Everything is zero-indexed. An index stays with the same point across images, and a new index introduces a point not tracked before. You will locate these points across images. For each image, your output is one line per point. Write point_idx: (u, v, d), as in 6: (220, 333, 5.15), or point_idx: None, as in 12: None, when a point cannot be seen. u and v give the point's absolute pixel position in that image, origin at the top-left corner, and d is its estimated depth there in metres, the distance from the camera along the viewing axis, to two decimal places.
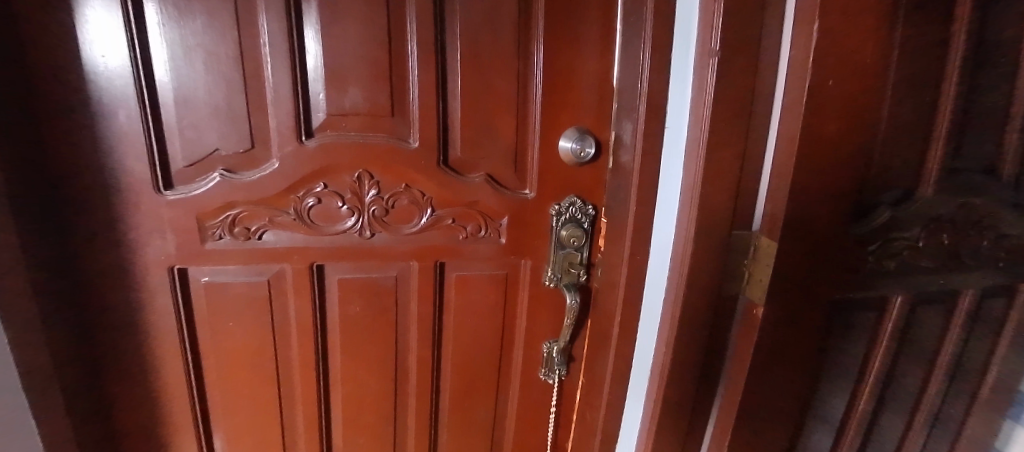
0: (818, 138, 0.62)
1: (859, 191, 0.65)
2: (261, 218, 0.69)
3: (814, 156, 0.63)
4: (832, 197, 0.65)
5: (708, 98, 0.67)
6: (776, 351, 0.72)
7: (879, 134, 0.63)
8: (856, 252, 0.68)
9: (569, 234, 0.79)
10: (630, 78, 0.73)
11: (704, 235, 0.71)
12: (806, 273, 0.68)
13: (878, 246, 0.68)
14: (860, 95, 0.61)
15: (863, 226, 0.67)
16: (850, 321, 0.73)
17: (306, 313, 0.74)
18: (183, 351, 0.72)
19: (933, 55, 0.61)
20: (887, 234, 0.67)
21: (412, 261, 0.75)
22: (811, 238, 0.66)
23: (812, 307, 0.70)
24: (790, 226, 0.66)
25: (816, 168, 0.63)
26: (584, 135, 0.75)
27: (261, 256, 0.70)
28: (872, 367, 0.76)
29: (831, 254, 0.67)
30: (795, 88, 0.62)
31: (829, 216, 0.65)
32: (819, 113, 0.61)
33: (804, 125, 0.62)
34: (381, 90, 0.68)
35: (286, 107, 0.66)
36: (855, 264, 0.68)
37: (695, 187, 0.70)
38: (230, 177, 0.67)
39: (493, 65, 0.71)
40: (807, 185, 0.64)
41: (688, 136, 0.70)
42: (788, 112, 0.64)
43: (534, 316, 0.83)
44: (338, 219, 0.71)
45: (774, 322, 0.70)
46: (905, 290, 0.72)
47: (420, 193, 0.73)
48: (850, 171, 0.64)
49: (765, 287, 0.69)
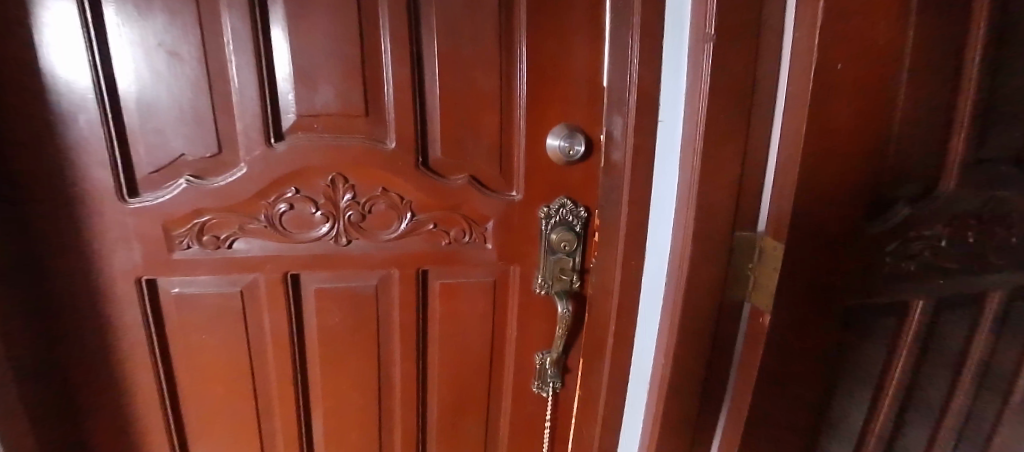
0: (827, 128, 0.57)
1: (876, 186, 0.59)
2: (230, 226, 0.65)
3: (825, 148, 0.57)
4: (847, 192, 0.59)
5: (705, 87, 0.62)
6: (787, 361, 0.66)
7: (896, 121, 0.57)
8: (872, 252, 0.62)
9: (560, 238, 0.74)
10: (621, 70, 0.68)
11: (703, 237, 0.66)
12: (817, 276, 0.62)
13: (897, 246, 0.62)
14: (874, 79, 0.56)
15: (879, 224, 0.61)
16: (865, 328, 0.68)
17: (282, 325, 0.70)
18: (155, 365, 0.69)
19: (953, 35, 0.55)
20: (906, 233, 0.62)
21: (393, 269, 0.71)
22: (823, 238, 0.61)
23: (825, 313, 0.64)
24: (799, 225, 0.60)
25: (827, 161, 0.58)
26: (574, 132, 0.70)
27: (233, 265, 0.67)
28: (893, 376, 0.71)
29: (844, 255, 0.61)
30: (799, 74, 0.57)
31: (844, 213, 0.60)
32: (828, 100, 0.56)
33: (811, 113, 0.57)
34: (354, 88, 0.65)
35: (253, 109, 0.63)
36: (872, 266, 0.63)
37: (693, 185, 0.65)
38: (196, 184, 0.63)
39: (475, 58, 0.67)
40: (818, 179, 0.58)
41: (685, 130, 0.66)
42: (793, 100, 0.58)
43: (525, 325, 0.78)
44: (312, 226, 0.67)
45: (785, 329, 0.64)
46: (927, 294, 0.66)
47: (398, 197, 0.69)
48: (864, 164, 0.58)
49: (773, 292, 0.64)
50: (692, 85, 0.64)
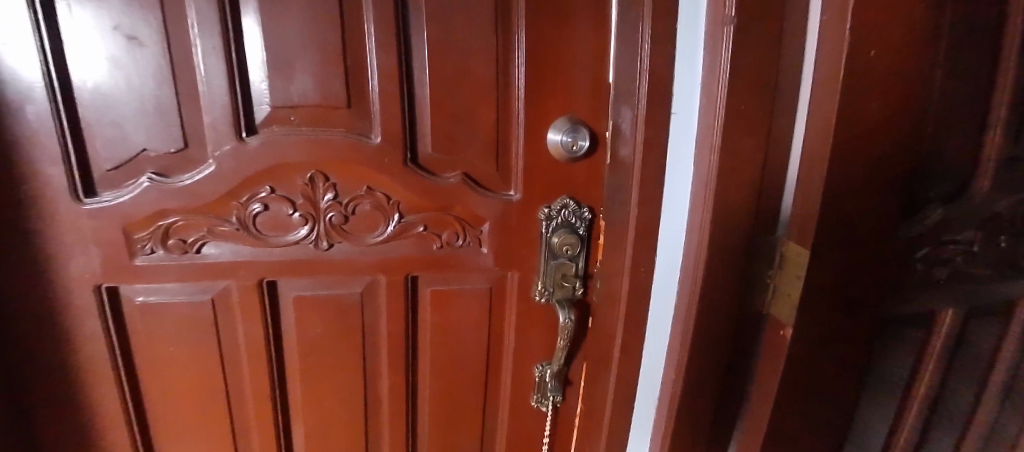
0: (861, 121, 0.51)
1: (909, 185, 0.53)
2: (198, 227, 0.59)
3: (856, 143, 0.51)
4: (878, 192, 0.53)
5: (725, 76, 0.56)
6: (809, 378, 0.60)
7: (934, 112, 0.51)
8: (902, 259, 0.56)
9: (562, 241, 0.68)
10: (629, 56, 0.61)
11: (718, 240, 0.61)
12: (843, 285, 0.56)
13: (928, 251, 0.56)
14: (914, 65, 0.49)
15: (910, 228, 0.55)
16: (890, 341, 0.62)
17: (257, 336, 0.64)
18: (119, 380, 0.63)
19: (993, 17, 0.50)
20: (938, 237, 0.56)
21: (380, 275, 0.65)
22: (852, 244, 0.55)
23: (849, 326, 0.58)
24: (827, 230, 0.54)
25: (858, 158, 0.52)
26: (577, 126, 0.64)
27: (202, 271, 0.61)
28: (918, 391, 0.65)
29: (871, 262, 0.56)
30: (828, 60, 0.51)
31: (874, 216, 0.54)
32: (862, 89, 0.50)
33: (842, 104, 0.50)
34: (334, 77, 0.58)
35: (221, 99, 0.56)
36: (901, 273, 0.57)
37: (710, 184, 0.59)
38: (160, 182, 0.57)
39: (467, 44, 0.61)
40: (847, 178, 0.52)
41: (701, 123, 0.59)
42: (821, 90, 0.52)
43: (524, 335, 0.72)
44: (288, 228, 0.61)
45: (807, 344, 0.59)
46: (958, 303, 0.60)
47: (384, 197, 0.62)
48: (898, 161, 0.52)
49: (795, 302, 0.58)
50: (710, 73, 0.58)
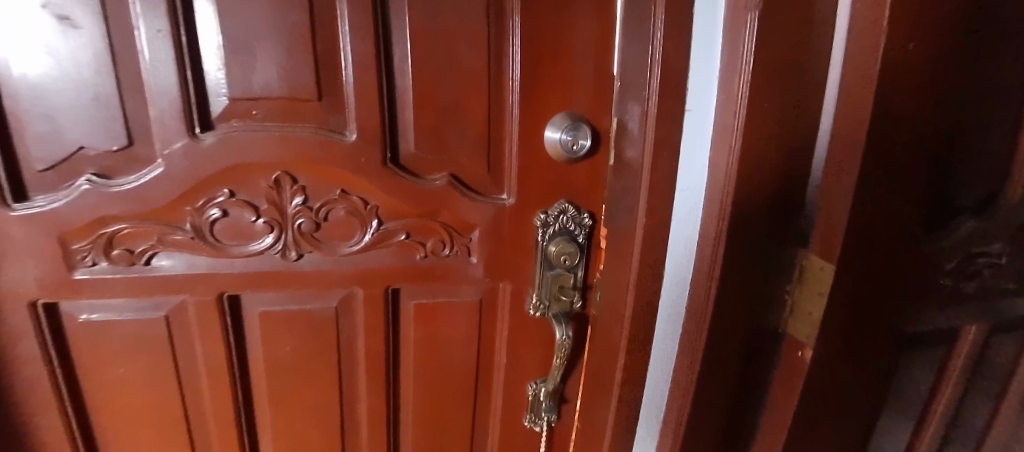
0: (895, 123, 0.46)
1: (937, 191, 0.50)
2: (147, 236, 0.52)
3: (889, 147, 0.46)
4: (908, 201, 0.49)
5: (748, 69, 0.49)
6: (824, 397, 0.56)
7: (966, 113, 0.48)
8: (926, 272, 0.52)
9: (559, 251, 0.61)
10: (638, 45, 0.54)
11: (735, 255, 0.55)
12: (865, 300, 0.52)
13: (958, 263, 0.52)
14: (948, 60, 0.45)
15: (939, 240, 0.51)
16: (908, 357, 0.58)
17: (218, 356, 0.57)
18: (63, 406, 0.57)
19: None
20: (967, 249, 0.52)
21: (356, 288, 0.58)
22: (877, 258, 0.50)
23: (870, 343, 0.55)
24: (853, 243, 0.49)
25: (890, 163, 0.47)
26: (577, 123, 0.57)
27: (153, 285, 0.53)
28: (936, 409, 0.62)
29: (898, 278, 0.52)
30: (859, 51, 0.45)
31: (901, 226, 0.49)
32: (896, 87, 0.45)
33: (877, 103, 0.45)
34: (303, 65, 0.51)
35: (171, 89, 0.49)
36: (926, 287, 0.53)
37: (727, 193, 0.53)
38: (102, 185, 0.50)
39: (455, 30, 0.54)
40: (878, 187, 0.48)
41: (717, 122, 0.53)
42: (851, 87, 0.46)
43: (517, 351, 0.66)
44: (251, 237, 0.54)
45: (824, 362, 0.55)
46: (984, 318, 0.56)
47: (361, 201, 0.56)
48: (928, 166, 0.48)
49: (817, 323, 0.53)
50: (728, 66, 0.51)
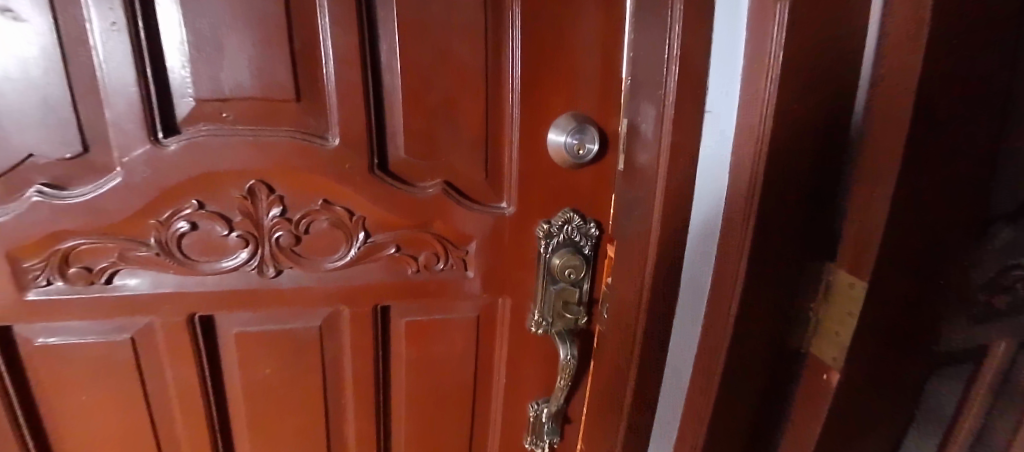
0: (937, 127, 0.40)
1: (978, 201, 0.45)
2: (107, 252, 0.47)
3: (930, 155, 0.41)
4: (948, 213, 0.44)
5: (776, 67, 0.44)
6: (850, 423, 0.52)
7: (1016, 113, 0.42)
8: (961, 288, 0.47)
9: (563, 264, 0.56)
10: (651, 39, 0.49)
11: (757, 271, 0.50)
12: (898, 319, 0.47)
13: (995, 275, 0.47)
14: (999, 57, 0.40)
15: (976, 252, 0.46)
16: (938, 379, 0.53)
17: (190, 381, 0.53)
18: (21, 436, 0.52)
19: None
20: (1004, 262, 0.46)
21: (342, 306, 0.53)
22: (909, 274, 0.46)
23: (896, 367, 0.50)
24: (886, 259, 0.45)
25: (931, 171, 0.42)
26: (584, 125, 0.52)
27: (114, 305, 0.49)
28: None
29: (927, 296, 0.47)
30: (904, 47, 0.40)
31: (937, 238, 0.45)
32: (942, 87, 0.40)
33: (918, 107, 0.40)
34: (278, 62, 0.46)
35: (130, 89, 0.44)
36: (960, 304, 0.48)
37: (752, 206, 0.48)
38: (53, 197, 0.44)
39: (449, 22, 0.48)
40: (919, 200, 0.43)
41: (739, 125, 0.48)
42: (884, 86, 0.42)
43: (516, 371, 0.61)
44: (224, 253, 0.49)
45: (853, 388, 0.50)
46: None
47: (346, 212, 0.50)
48: (970, 173, 0.43)
49: (845, 344, 0.48)
50: (752, 63, 0.46)
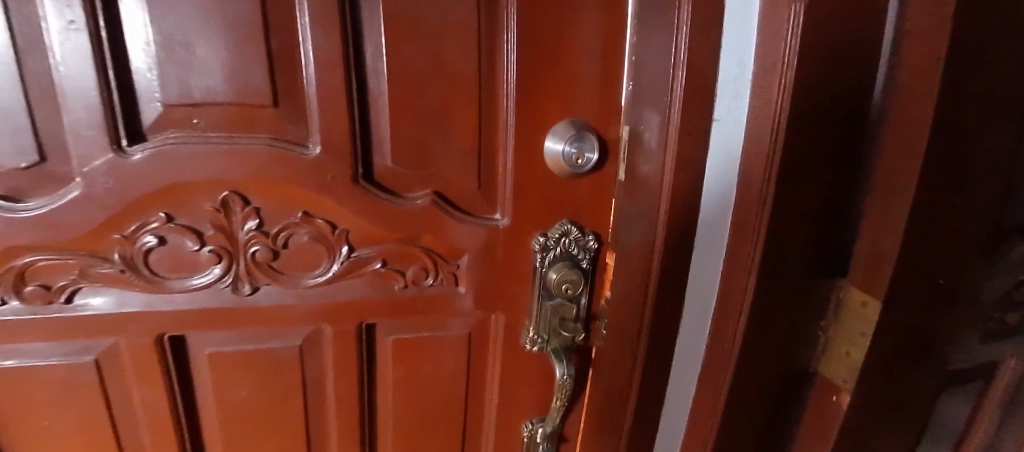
0: (959, 140, 0.38)
1: (1001, 214, 0.42)
2: (67, 269, 0.43)
3: (951, 169, 0.38)
4: (967, 227, 0.41)
5: (789, 73, 0.41)
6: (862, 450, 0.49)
7: None
8: (979, 307, 0.45)
9: (560, 279, 0.53)
10: (656, 42, 0.46)
11: (765, 289, 0.47)
12: (916, 341, 0.44)
13: (1010, 290, 0.45)
14: None
15: (994, 268, 0.44)
16: (951, 400, 0.50)
17: (161, 404, 0.49)
18: None
19: None
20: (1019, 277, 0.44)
21: (323, 324, 0.50)
22: (931, 296, 0.43)
23: (910, 389, 0.47)
24: (905, 279, 0.41)
25: (951, 188, 0.39)
26: (583, 133, 0.49)
27: (75, 326, 0.45)
28: None
29: (945, 316, 0.44)
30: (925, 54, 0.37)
31: (957, 256, 0.42)
32: (967, 97, 0.37)
33: (942, 119, 0.37)
34: (254, 64, 0.42)
35: (90, 93, 0.40)
36: (977, 323, 0.46)
37: (762, 221, 0.45)
38: (7, 210, 0.41)
39: (440, 22, 0.45)
40: (940, 217, 0.40)
41: (749, 135, 0.45)
42: (902, 95, 0.39)
43: (510, 390, 0.58)
44: (195, 268, 0.45)
45: (866, 413, 0.47)
46: None
47: (327, 225, 0.47)
48: (992, 186, 0.40)
49: (857, 366, 0.45)
50: (763, 69, 0.43)
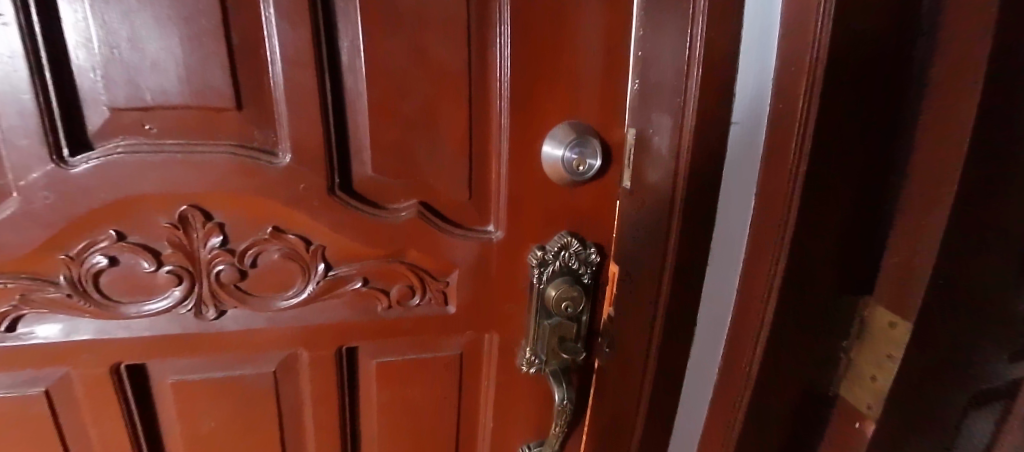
0: (1008, 154, 0.33)
1: None
2: (5, 295, 0.38)
3: (1000, 180, 0.34)
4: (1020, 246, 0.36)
5: (818, 74, 0.36)
6: None
7: None
8: None
9: (560, 297, 0.48)
10: (665, 36, 0.41)
11: (785, 312, 0.42)
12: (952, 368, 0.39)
13: None
14: None
15: None
16: None
17: (121, 437, 0.45)
18: None
19: None
20: None
21: (299, 348, 0.46)
22: (972, 322, 0.38)
23: (949, 426, 0.41)
24: (943, 303, 0.36)
25: (993, 207, 0.34)
26: (584, 137, 0.44)
27: (19, 355, 0.40)
28: None
29: (988, 345, 0.39)
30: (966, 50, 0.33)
31: (1002, 281, 0.37)
32: (1012, 106, 0.32)
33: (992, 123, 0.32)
34: (214, 63, 0.37)
35: (23, 97, 0.35)
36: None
37: (784, 240, 0.40)
38: None
39: (424, 14, 0.40)
40: (986, 231, 0.35)
41: (767, 142, 0.40)
42: (941, 101, 0.34)
43: (505, 414, 0.53)
44: (152, 291, 0.41)
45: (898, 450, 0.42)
46: None
47: (301, 241, 0.42)
48: None
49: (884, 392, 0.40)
50: (786, 67, 0.38)
